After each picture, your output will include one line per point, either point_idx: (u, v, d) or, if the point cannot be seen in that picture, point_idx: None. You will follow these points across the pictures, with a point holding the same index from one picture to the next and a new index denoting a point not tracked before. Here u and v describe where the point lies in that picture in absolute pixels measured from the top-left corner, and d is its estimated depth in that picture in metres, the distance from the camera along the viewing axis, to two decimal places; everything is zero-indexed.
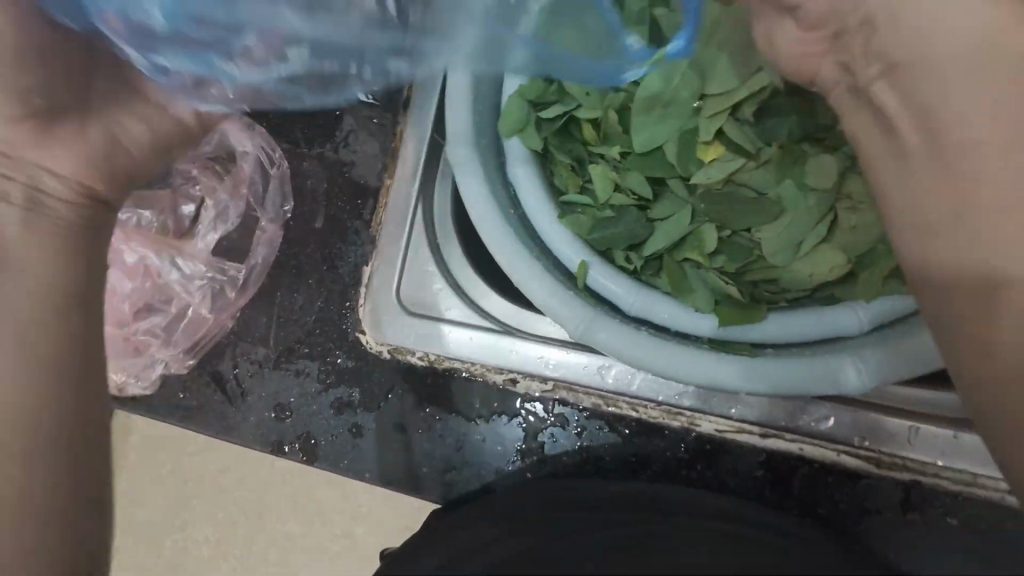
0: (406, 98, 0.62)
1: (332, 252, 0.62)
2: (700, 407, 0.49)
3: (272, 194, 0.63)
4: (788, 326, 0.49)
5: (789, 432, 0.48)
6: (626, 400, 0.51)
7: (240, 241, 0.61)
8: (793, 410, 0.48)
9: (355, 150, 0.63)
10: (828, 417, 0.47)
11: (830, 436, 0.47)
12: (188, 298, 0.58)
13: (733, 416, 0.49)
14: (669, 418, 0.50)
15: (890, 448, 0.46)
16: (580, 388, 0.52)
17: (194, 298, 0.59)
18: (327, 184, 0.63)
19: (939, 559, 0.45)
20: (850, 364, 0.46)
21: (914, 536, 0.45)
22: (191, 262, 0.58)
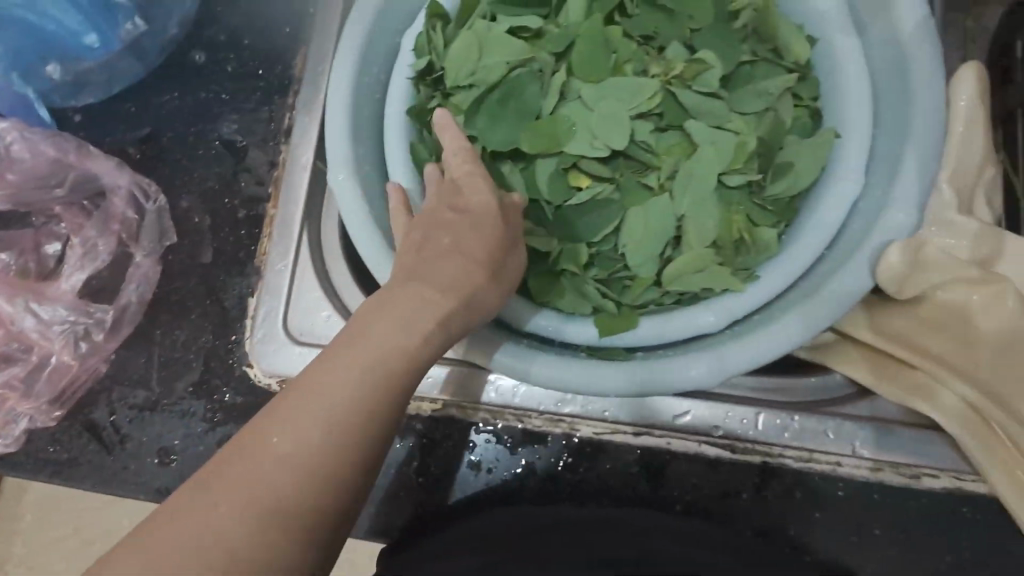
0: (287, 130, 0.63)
1: (215, 284, 0.60)
2: (579, 412, 0.52)
3: (147, 231, 0.61)
4: (646, 330, 0.53)
5: (658, 428, 0.51)
6: (511, 411, 0.53)
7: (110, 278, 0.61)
8: (657, 408, 0.51)
9: (243, 184, 0.62)
10: (688, 411, 0.51)
11: (692, 428, 0.50)
12: (52, 343, 0.60)
13: (606, 417, 0.52)
14: (551, 425, 0.53)
15: (745, 434, 0.49)
16: (469, 404, 0.54)
17: (57, 344, 0.60)
18: (220, 218, 0.62)
19: (802, 530, 0.49)
20: (698, 366, 0.49)
21: (774, 511, 0.49)
22: (53, 307, 0.60)
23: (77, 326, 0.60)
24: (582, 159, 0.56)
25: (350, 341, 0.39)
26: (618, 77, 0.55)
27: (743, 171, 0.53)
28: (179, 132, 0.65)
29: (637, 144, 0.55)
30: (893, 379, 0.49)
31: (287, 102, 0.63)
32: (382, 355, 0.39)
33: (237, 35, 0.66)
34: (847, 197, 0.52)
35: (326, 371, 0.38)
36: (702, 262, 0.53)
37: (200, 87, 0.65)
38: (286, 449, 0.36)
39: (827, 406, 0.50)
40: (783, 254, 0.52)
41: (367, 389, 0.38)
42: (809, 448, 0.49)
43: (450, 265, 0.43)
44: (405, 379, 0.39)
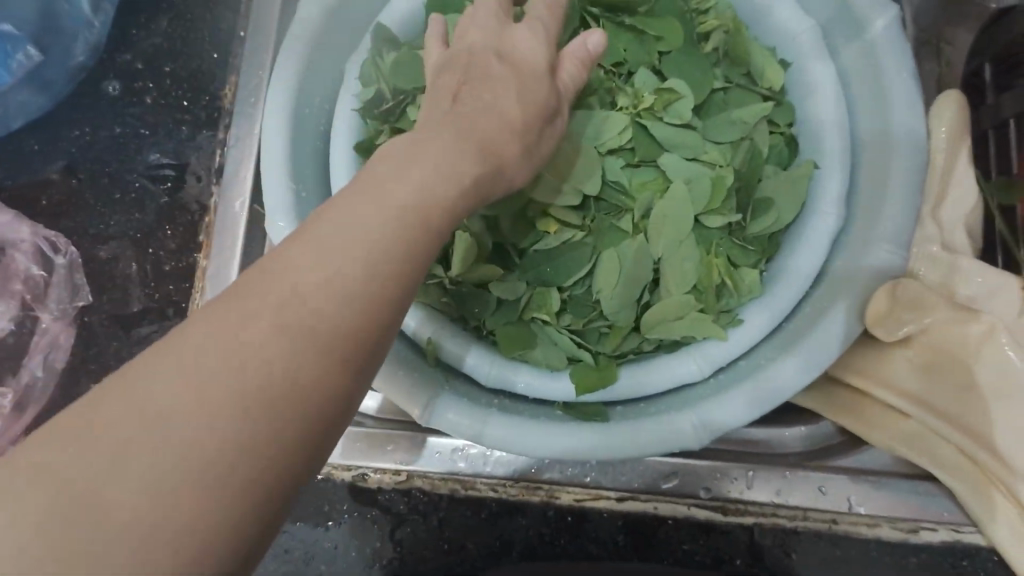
0: (220, 169, 0.56)
1: (139, 346, 0.53)
2: (557, 478, 0.48)
3: (56, 289, 0.54)
4: (626, 384, 0.49)
5: (643, 493, 0.47)
6: (483, 480, 0.48)
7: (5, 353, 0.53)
8: (640, 471, 0.47)
9: (169, 231, 0.55)
10: (674, 473, 0.47)
11: (679, 491, 0.46)
12: None
13: (587, 483, 0.47)
14: (528, 493, 0.48)
15: (736, 495, 0.46)
16: (435, 474, 0.49)
17: None
18: (143, 271, 0.55)
19: None
20: (683, 426, 0.45)
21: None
22: None
23: None
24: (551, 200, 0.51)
25: (241, 294, 0.25)
26: (585, 110, 0.50)
27: (720, 208, 0.50)
28: (91, 172, 0.57)
29: (608, 182, 0.51)
30: (885, 427, 0.46)
31: (218, 138, 0.56)
32: (302, 315, 0.25)
33: (157, 61, 0.58)
34: (830, 234, 0.49)
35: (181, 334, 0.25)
36: (683, 308, 0.49)
37: (115, 121, 0.58)
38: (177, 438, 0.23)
39: (819, 458, 0.47)
40: (767, 295, 0.49)
41: (293, 361, 0.24)
42: (804, 507, 0.45)
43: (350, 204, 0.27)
44: (325, 316, 0.25)
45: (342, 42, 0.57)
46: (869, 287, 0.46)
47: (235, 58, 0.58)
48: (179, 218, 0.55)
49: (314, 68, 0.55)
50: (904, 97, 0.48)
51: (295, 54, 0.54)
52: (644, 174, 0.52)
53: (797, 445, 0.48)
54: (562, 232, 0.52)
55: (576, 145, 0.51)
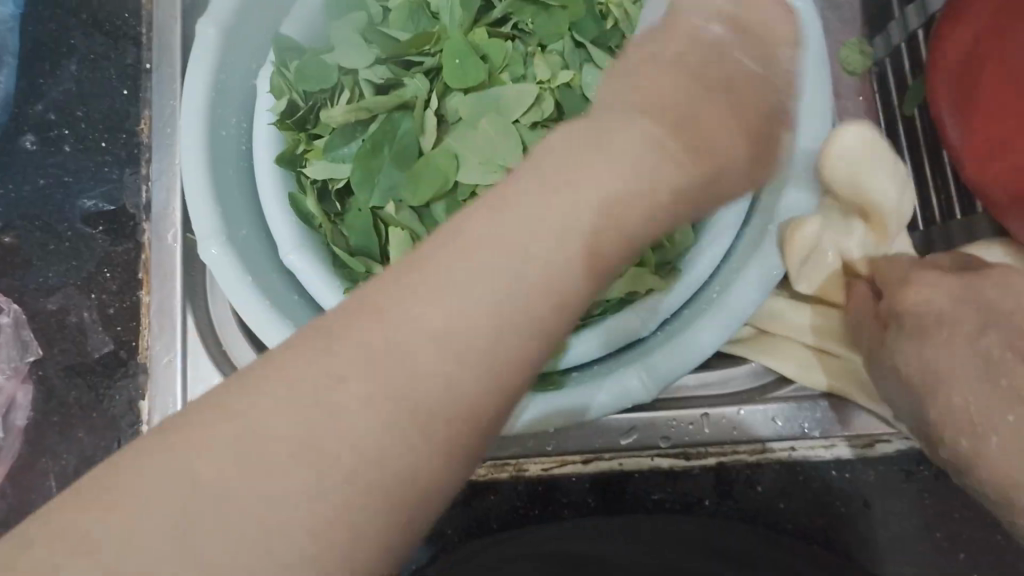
0: (146, 203, 0.56)
1: (98, 392, 0.54)
2: (523, 452, 0.48)
3: (6, 349, 0.54)
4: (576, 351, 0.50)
5: (607, 452, 0.48)
6: None
7: None
8: (601, 431, 0.48)
9: (108, 274, 0.55)
10: (634, 429, 0.47)
11: (641, 445, 0.47)
12: None
13: (552, 452, 0.48)
14: (497, 471, 0.49)
15: (696, 439, 0.47)
16: None
17: None
18: (90, 317, 0.55)
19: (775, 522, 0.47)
20: (633, 381, 0.46)
21: (743, 510, 0.47)
22: None
23: None
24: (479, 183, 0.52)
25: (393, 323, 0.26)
26: (498, 88, 0.52)
27: None
28: (23, 227, 0.57)
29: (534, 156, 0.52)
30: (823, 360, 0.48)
31: (141, 174, 0.56)
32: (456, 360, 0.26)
33: (70, 107, 0.58)
34: (754, 170, 0.50)
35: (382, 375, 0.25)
36: (621, 266, 0.49)
37: (38, 173, 0.57)
38: (340, 400, 0.25)
39: (770, 391, 0.48)
40: (701, 243, 0.50)
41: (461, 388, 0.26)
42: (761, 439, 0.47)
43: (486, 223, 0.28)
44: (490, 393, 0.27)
45: (247, 58, 0.57)
46: None
47: (145, 91, 0.57)
48: (116, 259, 0.55)
49: (228, 90, 0.55)
50: (805, 29, 0.49)
51: (199, 77, 0.53)
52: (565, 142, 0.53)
53: (748, 380, 0.49)
54: None
55: (493, 123, 0.52)
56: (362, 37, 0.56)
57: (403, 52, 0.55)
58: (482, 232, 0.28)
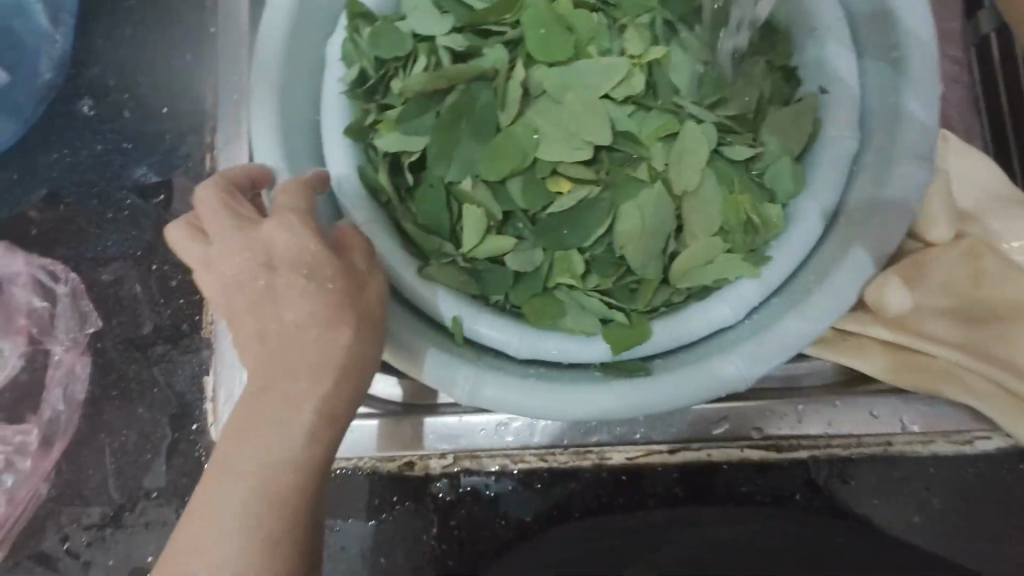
0: (211, 174, 0.53)
1: (159, 367, 0.52)
2: (607, 439, 0.47)
3: (64, 320, 0.52)
4: (661, 337, 0.48)
5: (695, 442, 0.46)
6: (533, 451, 0.47)
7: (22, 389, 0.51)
8: (689, 421, 0.46)
9: (170, 245, 0.53)
10: (725, 419, 0.46)
11: (730, 436, 0.46)
12: None
13: (639, 440, 0.46)
14: (580, 458, 0.47)
15: (789, 431, 0.45)
16: (483, 453, 0.48)
17: None
18: (152, 288, 0.53)
19: (869, 519, 0.45)
20: (726, 368, 0.44)
21: (836, 506, 0.46)
22: None
23: None
24: (561, 161, 0.50)
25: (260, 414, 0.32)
26: (582, 61, 0.50)
27: (734, 149, 0.49)
28: (81, 194, 0.54)
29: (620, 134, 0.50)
30: (906, 360, 0.44)
31: (207, 143, 0.54)
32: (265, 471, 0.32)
33: (129, 70, 0.55)
34: (848, 157, 0.48)
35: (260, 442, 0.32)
36: (710, 250, 0.48)
37: (95, 138, 0.55)
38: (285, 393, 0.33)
39: (868, 383, 0.46)
40: (792, 230, 0.47)
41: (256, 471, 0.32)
42: (858, 433, 0.45)
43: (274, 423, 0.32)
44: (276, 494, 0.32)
45: (316, 21, 0.54)
46: (896, 207, 0.45)
47: (209, 57, 0.55)
48: None
49: (296, 56, 0.53)
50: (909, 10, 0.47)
51: (272, 40, 0.51)
52: (651, 118, 0.50)
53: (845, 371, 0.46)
54: (575, 191, 0.50)
55: (578, 98, 0.49)
56: (435, 5, 0.54)
57: (479, 20, 0.52)
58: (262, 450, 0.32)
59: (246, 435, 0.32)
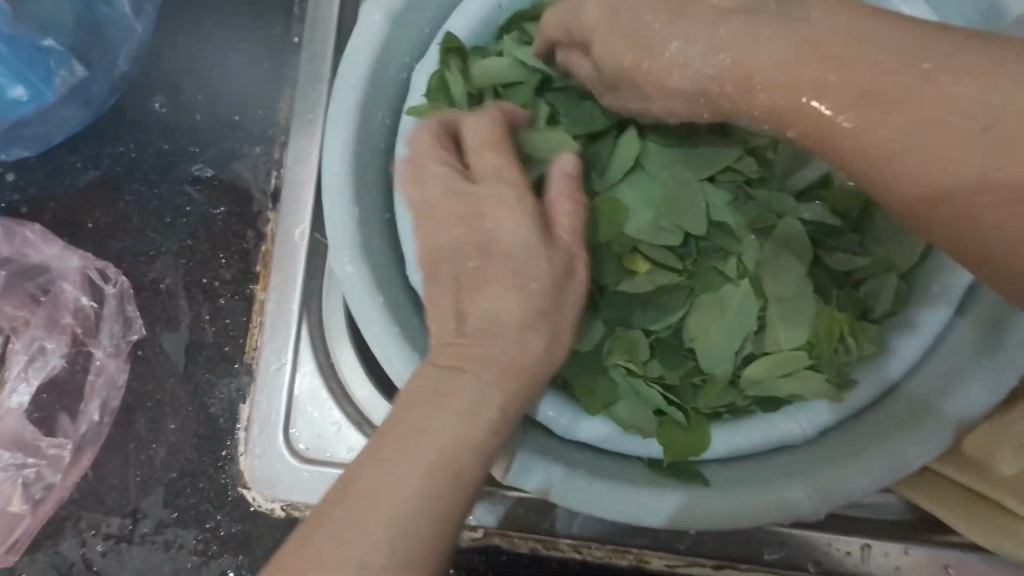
0: (274, 192, 0.52)
1: (197, 385, 0.50)
2: (648, 542, 0.44)
3: (109, 324, 0.51)
4: (721, 443, 0.44)
5: (743, 562, 0.43)
6: (567, 541, 0.45)
7: (59, 387, 0.51)
8: (740, 538, 0.43)
9: (224, 260, 0.51)
10: (779, 543, 0.43)
11: (782, 563, 0.43)
12: None
13: (683, 549, 0.43)
14: (616, 556, 0.44)
15: (847, 569, 0.42)
16: (515, 533, 0.45)
17: None
18: (198, 302, 0.51)
19: None
20: (794, 493, 0.41)
21: None
22: None
23: (13, 453, 0.49)
24: (643, 237, 0.45)
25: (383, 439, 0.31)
26: (684, 130, 0.46)
27: (834, 254, 0.45)
28: (140, 193, 0.53)
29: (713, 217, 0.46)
30: (987, 518, 0.40)
31: (274, 157, 0.52)
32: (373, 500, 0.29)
33: (205, 69, 0.53)
34: (962, 286, 0.43)
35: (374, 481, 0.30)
36: (793, 361, 0.43)
37: (162, 137, 0.53)
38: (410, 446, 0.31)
39: (939, 531, 0.42)
40: (884, 355, 0.43)
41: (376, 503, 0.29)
42: None
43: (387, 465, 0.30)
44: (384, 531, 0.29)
45: (403, 49, 0.51)
46: (1012, 350, 0.40)
47: (288, 67, 0.53)
48: (234, 246, 0.51)
49: (375, 81, 0.49)
50: None
51: (357, 66, 0.48)
52: (746, 204, 0.46)
53: (913, 511, 0.43)
54: (653, 271, 0.46)
55: (670, 171, 0.46)
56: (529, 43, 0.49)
57: None
58: (377, 482, 0.30)
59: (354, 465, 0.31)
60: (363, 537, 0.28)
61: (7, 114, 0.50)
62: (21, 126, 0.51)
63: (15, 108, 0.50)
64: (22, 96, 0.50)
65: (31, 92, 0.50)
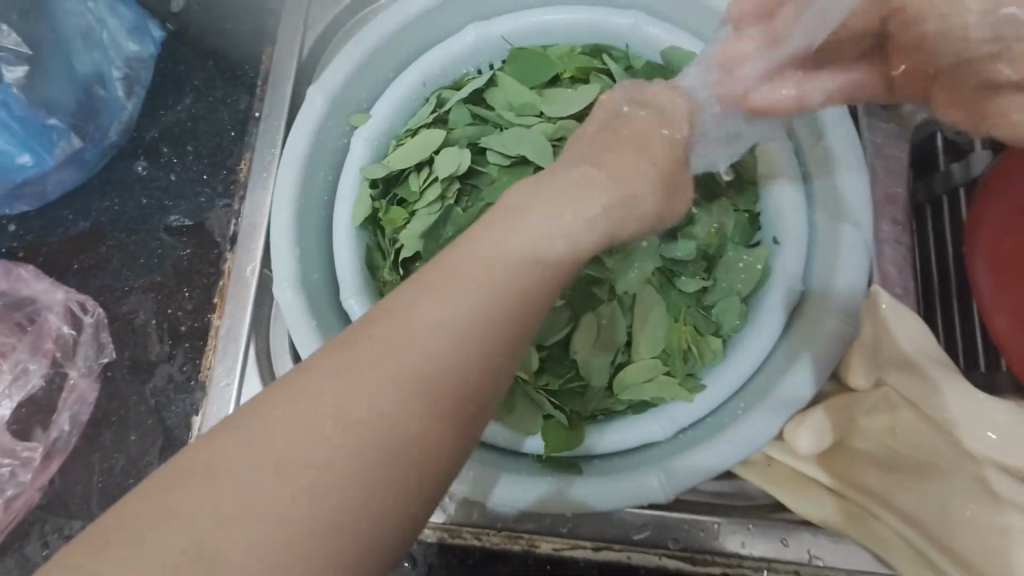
0: (234, 236, 0.62)
1: (157, 401, 0.58)
2: (538, 528, 0.51)
3: (85, 349, 0.59)
4: (597, 440, 0.53)
5: (617, 543, 0.50)
6: (469, 529, 0.52)
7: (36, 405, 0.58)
8: (615, 521, 0.50)
9: (187, 293, 0.61)
10: (646, 525, 0.50)
11: (649, 542, 0.50)
12: None
13: (566, 534, 0.50)
14: (511, 542, 0.51)
15: (704, 546, 0.49)
16: (424, 524, 0.52)
17: None
18: (162, 330, 0.60)
19: None
20: (652, 476, 0.49)
21: None
22: None
23: None
24: None
25: (301, 397, 0.28)
26: None
27: (683, 282, 0.57)
28: (119, 239, 0.63)
29: None
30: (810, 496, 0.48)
31: (234, 208, 0.63)
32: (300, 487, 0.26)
33: (182, 139, 0.65)
34: (786, 307, 0.53)
35: (304, 448, 0.26)
36: (653, 370, 0.54)
37: (142, 193, 0.64)
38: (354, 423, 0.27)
39: (780, 511, 0.50)
40: (725, 363, 0.53)
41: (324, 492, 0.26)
42: (769, 558, 0.48)
43: (319, 432, 0.27)
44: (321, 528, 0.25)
45: (343, 123, 0.63)
46: (821, 356, 0.50)
47: (250, 136, 0.65)
48: (197, 282, 0.61)
49: (320, 150, 0.61)
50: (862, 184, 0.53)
51: (302, 137, 0.60)
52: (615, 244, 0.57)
53: (760, 494, 0.51)
54: None
55: None
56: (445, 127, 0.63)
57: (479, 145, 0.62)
58: (300, 464, 0.26)
59: (275, 438, 0.26)
60: (293, 514, 0.25)
61: (14, 175, 0.61)
62: (26, 185, 0.62)
63: (21, 172, 0.61)
64: (27, 161, 0.61)
65: (35, 159, 0.61)
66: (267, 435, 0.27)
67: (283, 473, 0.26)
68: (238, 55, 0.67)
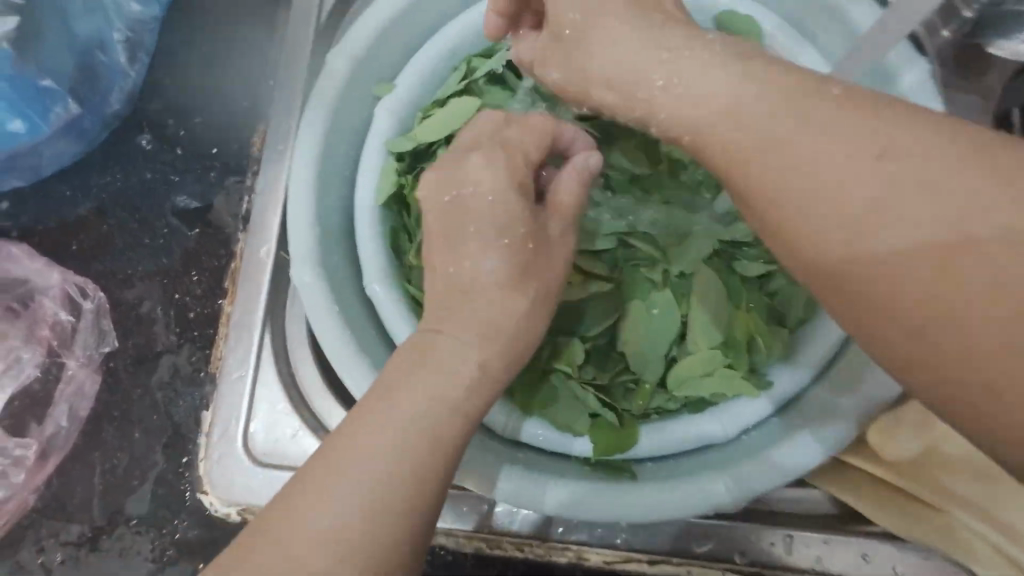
0: (246, 215, 0.56)
1: (164, 394, 0.53)
2: (586, 539, 0.46)
3: (84, 337, 0.54)
4: (651, 441, 0.48)
5: (675, 556, 0.45)
6: (509, 539, 0.47)
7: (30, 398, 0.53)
8: (672, 532, 0.45)
9: (195, 277, 0.56)
10: (709, 536, 0.45)
11: (712, 556, 0.45)
12: None
13: (618, 545, 0.45)
14: (557, 554, 0.46)
15: (774, 561, 0.44)
16: (459, 533, 0.47)
17: None
18: (168, 317, 0.55)
19: None
20: (716, 483, 0.43)
21: None
22: None
23: None
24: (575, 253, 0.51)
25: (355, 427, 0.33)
26: (610, 162, 0.53)
27: (745, 266, 0.51)
28: (121, 217, 0.57)
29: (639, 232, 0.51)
30: (893, 506, 0.43)
31: (246, 184, 0.57)
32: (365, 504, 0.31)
33: (189, 109, 0.60)
34: None
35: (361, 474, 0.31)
36: (711, 363, 0.48)
37: (146, 167, 0.59)
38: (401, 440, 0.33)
39: (858, 522, 0.45)
40: (793, 358, 0.48)
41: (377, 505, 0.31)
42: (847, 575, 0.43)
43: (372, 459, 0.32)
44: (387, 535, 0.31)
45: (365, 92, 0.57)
46: None
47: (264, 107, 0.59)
48: (206, 265, 0.56)
49: (339, 118, 0.55)
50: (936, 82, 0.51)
51: (322, 105, 0.54)
52: (667, 225, 0.52)
53: (835, 503, 0.45)
54: (586, 281, 0.50)
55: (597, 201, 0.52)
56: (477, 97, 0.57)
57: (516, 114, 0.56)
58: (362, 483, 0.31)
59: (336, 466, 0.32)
60: (365, 528, 0.31)
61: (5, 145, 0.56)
62: (17, 154, 0.57)
63: (12, 141, 0.56)
64: (18, 128, 0.55)
65: (27, 126, 0.56)
66: (327, 468, 0.32)
67: (349, 489, 0.31)
68: (249, 20, 0.61)
